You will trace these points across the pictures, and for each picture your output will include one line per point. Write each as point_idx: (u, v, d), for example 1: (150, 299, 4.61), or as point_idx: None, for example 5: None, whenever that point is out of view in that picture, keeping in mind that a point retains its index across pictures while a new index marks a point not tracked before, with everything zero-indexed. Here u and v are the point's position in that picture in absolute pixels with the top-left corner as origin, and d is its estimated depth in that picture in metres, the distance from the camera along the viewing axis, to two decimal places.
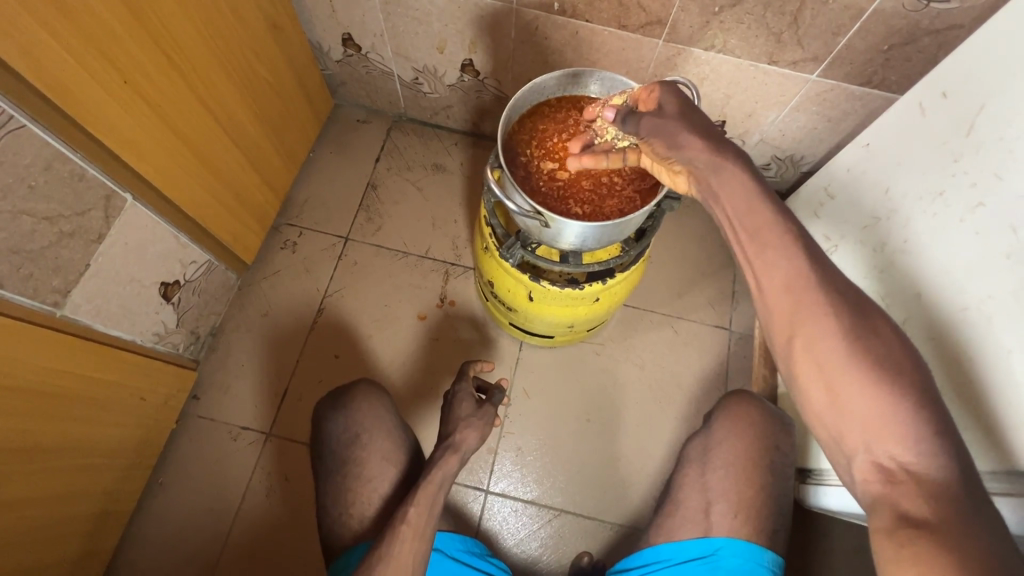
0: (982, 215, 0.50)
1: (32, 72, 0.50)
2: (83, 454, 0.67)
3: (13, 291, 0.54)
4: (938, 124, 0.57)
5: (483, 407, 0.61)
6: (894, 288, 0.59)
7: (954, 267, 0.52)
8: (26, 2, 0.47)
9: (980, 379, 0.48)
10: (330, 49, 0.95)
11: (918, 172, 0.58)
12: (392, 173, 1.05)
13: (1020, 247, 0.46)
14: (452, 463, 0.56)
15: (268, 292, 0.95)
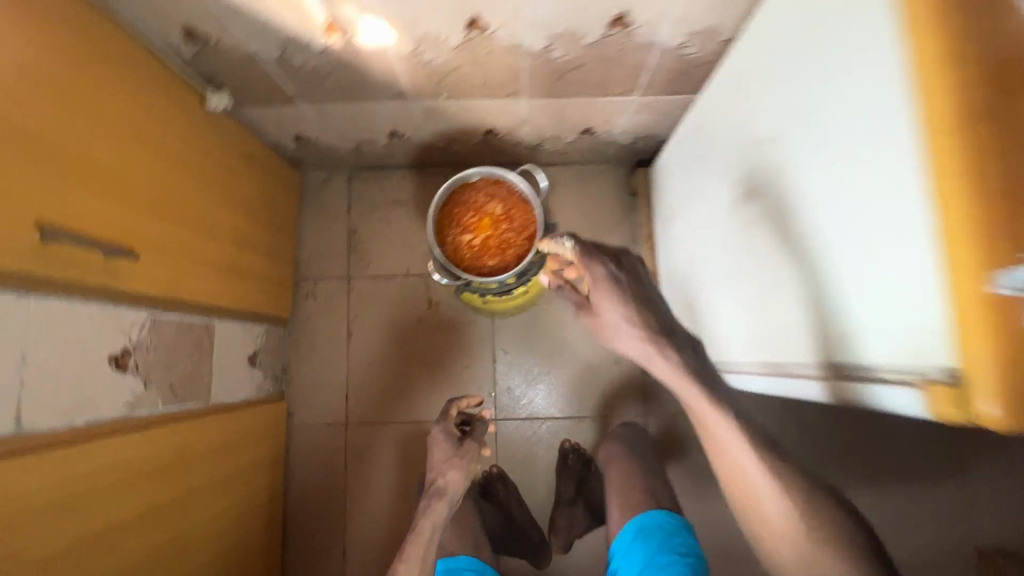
0: (705, 208, 0.89)
1: (163, 289, 0.83)
2: (252, 471, 1.11)
3: (190, 402, 0.93)
4: (693, 144, 0.95)
5: (463, 445, 1.02)
6: (690, 248, 0.99)
7: (703, 237, 0.91)
8: (148, 257, 0.80)
9: (716, 300, 0.88)
10: (287, 145, 1.22)
11: (690, 175, 0.96)
12: (364, 217, 1.36)
13: (716, 229, 0.84)
14: (450, 489, 0.96)
15: (309, 331, 1.32)
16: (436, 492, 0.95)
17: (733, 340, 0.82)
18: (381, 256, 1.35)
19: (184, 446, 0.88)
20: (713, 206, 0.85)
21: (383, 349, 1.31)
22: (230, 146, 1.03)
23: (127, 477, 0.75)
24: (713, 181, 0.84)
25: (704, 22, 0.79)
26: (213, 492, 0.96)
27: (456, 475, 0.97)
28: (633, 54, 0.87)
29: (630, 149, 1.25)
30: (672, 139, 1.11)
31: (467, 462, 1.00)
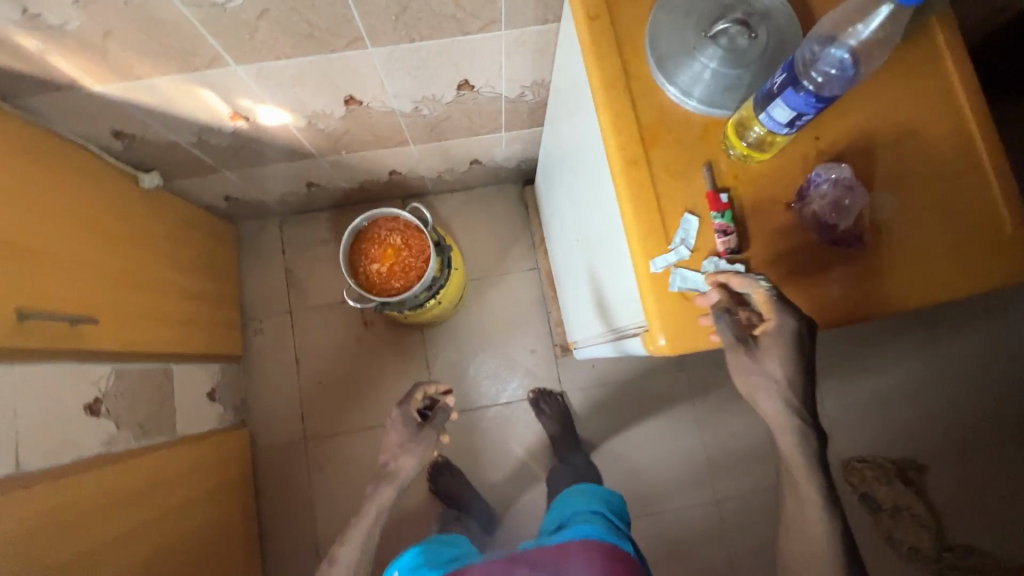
0: (560, 220, 1.15)
1: (123, 344, 1.01)
2: (227, 489, 1.28)
3: (160, 437, 1.10)
4: (545, 169, 1.20)
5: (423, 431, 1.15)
6: (561, 249, 1.25)
7: (564, 241, 1.17)
8: (107, 320, 0.97)
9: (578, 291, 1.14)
10: (218, 205, 1.39)
11: (548, 192, 1.22)
12: (298, 257, 1.55)
13: (568, 237, 1.10)
14: (399, 469, 1.12)
15: (262, 364, 1.50)
16: (389, 472, 1.12)
17: (588, 319, 1.08)
18: (318, 289, 1.53)
19: (162, 471, 1.05)
20: (563, 219, 1.11)
21: (330, 370, 1.50)
22: (166, 215, 1.20)
23: (116, 500, 0.92)
24: (558, 201, 1.10)
25: (530, 79, 1.01)
26: (194, 508, 1.13)
27: (407, 460, 1.12)
28: (487, 105, 1.09)
29: (516, 171, 1.48)
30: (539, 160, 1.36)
31: (419, 447, 1.13)
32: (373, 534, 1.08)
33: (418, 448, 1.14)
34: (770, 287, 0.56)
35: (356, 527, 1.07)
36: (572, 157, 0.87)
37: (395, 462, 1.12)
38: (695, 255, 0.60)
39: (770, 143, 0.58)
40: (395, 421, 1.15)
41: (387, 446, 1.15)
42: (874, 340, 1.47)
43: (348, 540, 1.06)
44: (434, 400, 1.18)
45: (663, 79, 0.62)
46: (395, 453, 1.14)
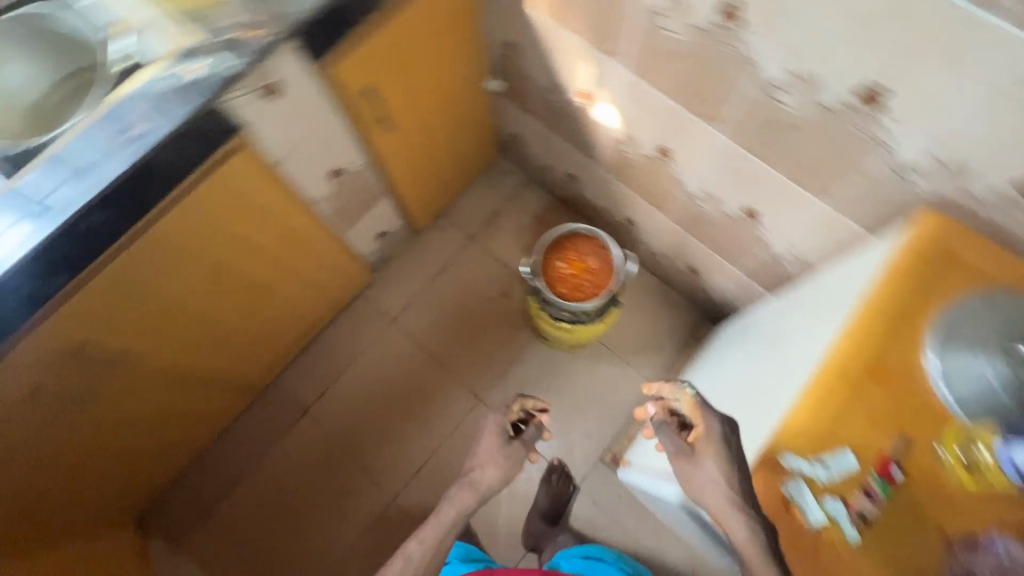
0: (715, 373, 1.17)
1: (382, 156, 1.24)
2: (324, 295, 1.48)
3: (337, 226, 1.33)
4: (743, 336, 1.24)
5: (512, 445, 1.15)
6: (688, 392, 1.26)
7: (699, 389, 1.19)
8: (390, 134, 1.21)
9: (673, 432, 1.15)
10: (506, 133, 1.62)
11: (726, 352, 1.26)
12: (511, 210, 1.73)
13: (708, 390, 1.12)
14: (483, 477, 1.11)
15: (420, 249, 1.70)
16: (473, 479, 1.11)
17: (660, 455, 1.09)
18: (502, 241, 1.70)
19: (309, 240, 1.26)
20: (716, 374, 1.13)
21: (454, 297, 1.65)
22: (475, 110, 1.46)
23: (276, 224, 1.14)
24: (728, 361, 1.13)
25: (803, 252, 1.04)
26: (301, 280, 1.35)
27: (493, 473, 1.11)
28: (750, 240, 1.14)
29: (713, 303, 1.51)
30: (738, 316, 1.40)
31: (506, 466, 1.12)
32: (445, 540, 1.03)
33: (503, 463, 1.13)
34: (693, 393, 0.84)
35: (433, 526, 1.04)
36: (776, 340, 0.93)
37: (480, 470, 1.11)
38: (822, 487, 0.67)
39: (983, 473, 0.66)
40: (486, 429, 1.18)
41: (476, 453, 1.15)
42: None
43: (424, 538, 1.02)
44: (530, 415, 1.20)
45: (924, 354, 0.70)
46: (482, 464, 1.13)
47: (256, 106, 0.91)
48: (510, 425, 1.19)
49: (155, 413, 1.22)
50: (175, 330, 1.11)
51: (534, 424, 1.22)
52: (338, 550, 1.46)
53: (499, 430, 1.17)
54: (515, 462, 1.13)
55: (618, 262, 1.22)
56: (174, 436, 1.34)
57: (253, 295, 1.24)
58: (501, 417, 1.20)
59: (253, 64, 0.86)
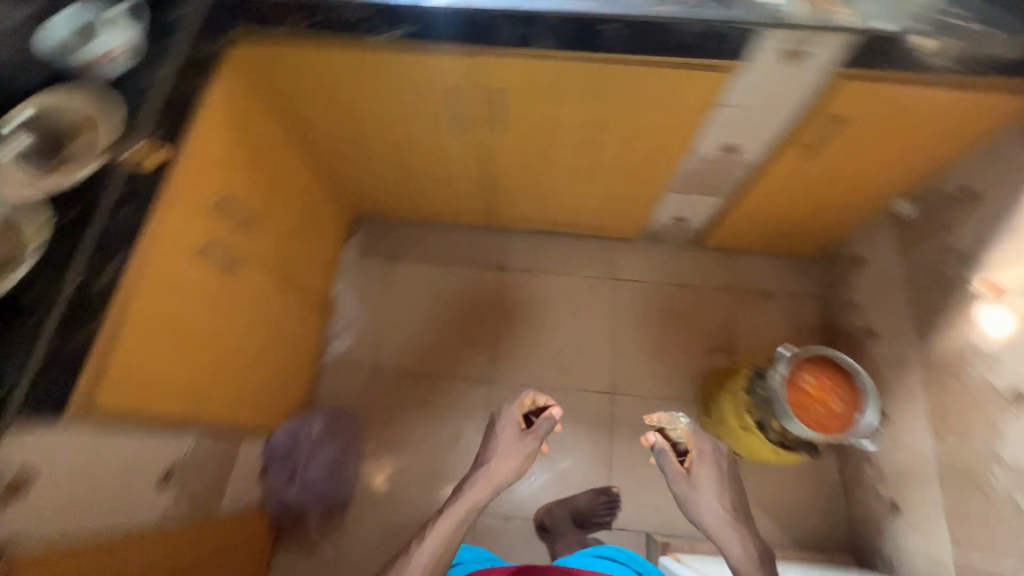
0: None
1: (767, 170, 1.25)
2: (601, 213, 1.58)
3: (674, 181, 1.38)
4: None
5: (525, 438, 1.22)
6: None
7: None
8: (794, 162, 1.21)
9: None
10: (849, 249, 1.53)
11: None
12: (780, 303, 1.66)
13: None
14: (501, 470, 1.19)
15: (684, 256, 1.71)
16: (490, 470, 1.19)
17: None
18: (747, 315, 1.65)
19: (650, 171, 1.34)
20: None
21: (671, 311, 1.66)
22: (857, 209, 1.39)
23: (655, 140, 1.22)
24: None
25: None
26: (614, 185, 1.44)
27: (509, 466, 1.18)
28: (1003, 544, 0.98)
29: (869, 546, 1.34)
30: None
31: (525, 455, 1.19)
32: (461, 530, 1.11)
33: (522, 454, 1.20)
34: (686, 424, 1.20)
35: (452, 516, 1.11)
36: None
37: (496, 461, 1.19)
38: None
39: None
40: (499, 425, 1.24)
41: (488, 451, 1.21)
42: None
43: (430, 541, 1.07)
44: (544, 412, 1.26)
45: None
46: (498, 460, 1.19)
47: (770, 58, 0.96)
48: (523, 421, 1.27)
49: (451, 164, 1.39)
50: (531, 132, 1.24)
51: (548, 418, 1.24)
52: (426, 369, 1.60)
53: (515, 425, 1.24)
54: (532, 453, 1.21)
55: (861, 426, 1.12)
56: (433, 188, 1.53)
57: (584, 162, 1.34)
58: (513, 409, 1.26)
59: (807, 27, 0.89)
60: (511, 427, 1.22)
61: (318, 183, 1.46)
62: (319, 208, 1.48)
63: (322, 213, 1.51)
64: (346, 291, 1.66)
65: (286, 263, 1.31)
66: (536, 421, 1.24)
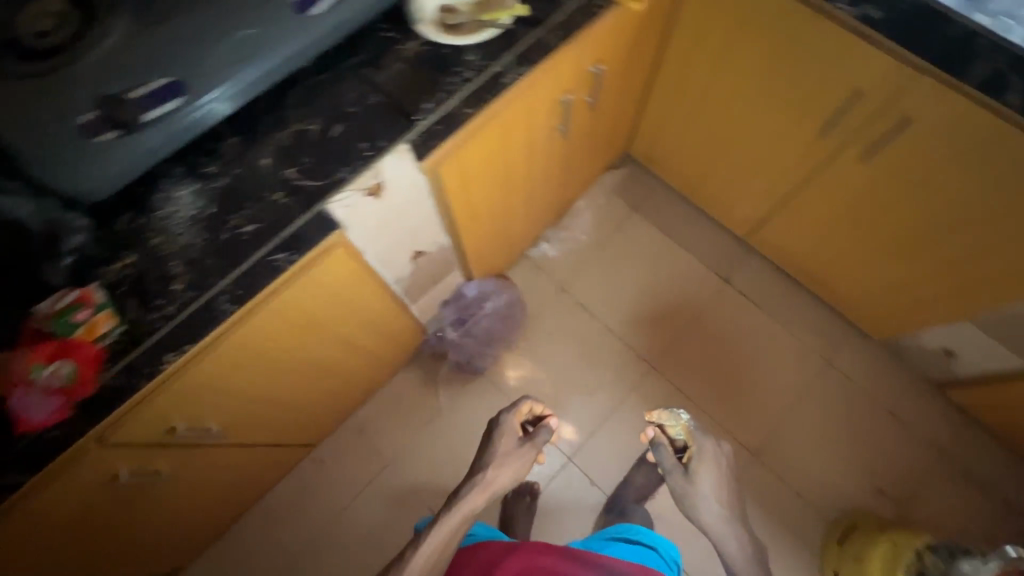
0: None
1: None
2: (867, 295, 1.42)
3: (991, 318, 1.18)
4: None
5: (523, 444, 1.08)
6: None
7: None
8: None
9: None
10: None
11: None
12: (987, 505, 1.41)
13: None
14: (500, 476, 1.03)
15: (912, 390, 1.51)
16: (489, 477, 1.02)
17: None
18: (944, 485, 1.43)
19: (977, 292, 1.16)
20: None
21: (865, 426, 1.49)
22: None
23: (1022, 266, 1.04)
24: None
25: None
26: (916, 285, 1.27)
27: (507, 471, 1.03)
28: None
29: None
30: None
31: (524, 459, 1.07)
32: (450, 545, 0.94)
33: (517, 458, 1.06)
34: (687, 420, 1.11)
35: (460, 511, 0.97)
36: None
37: (497, 469, 1.03)
38: None
39: None
40: (499, 432, 1.08)
41: (485, 459, 1.03)
42: None
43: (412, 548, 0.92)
44: (539, 419, 1.17)
45: None
46: (496, 469, 1.04)
47: None
48: (517, 424, 1.13)
49: (772, 167, 1.32)
50: (891, 186, 1.12)
51: (546, 424, 1.16)
52: (605, 316, 1.61)
53: (513, 434, 1.09)
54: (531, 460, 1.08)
55: None
56: (725, 177, 1.47)
57: (911, 243, 1.20)
58: (511, 414, 1.12)
59: None
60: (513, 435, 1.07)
61: (633, 106, 1.46)
62: (619, 128, 1.49)
63: (615, 133, 1.52)
64: (583, 209, 1.70)
65: (569, 158, 1.34)
66: (536, 430, 1.13)
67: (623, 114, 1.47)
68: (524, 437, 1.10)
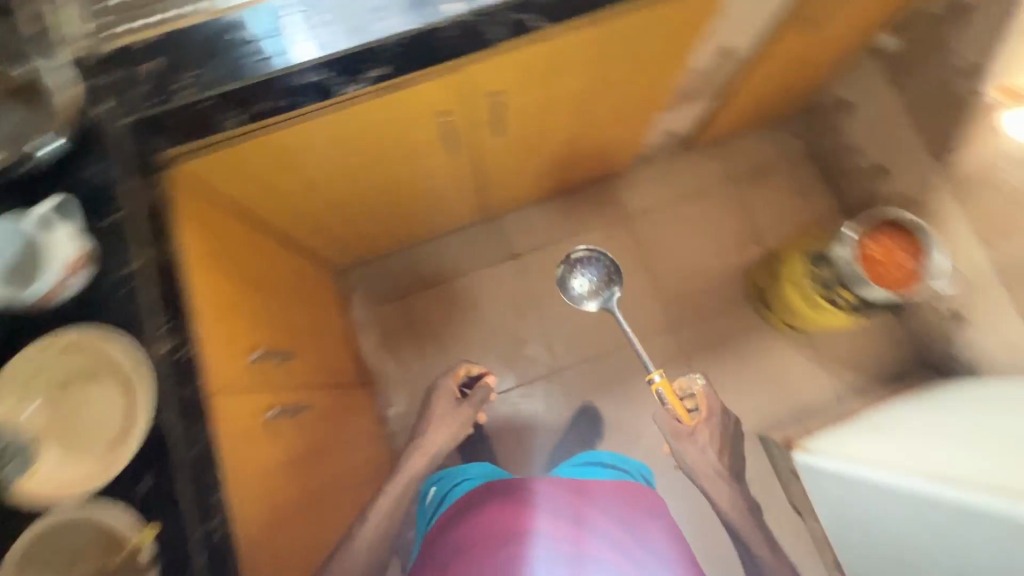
0: (914, 415, 1.25)
1: (765, 53, 1.18)
2: (594, 159, 1.46)
3: (671, 100, 1.28)
4: (968, 393, 1.25)
5: (460, 403, 1.22)
6: (886, 417, 1.31)
7: (879, 424, 1.27)
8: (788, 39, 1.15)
9: (855, 434, 1.28)
10: (832, 95, 1.52)
11: (943, 403, 1.26)
12: (782, 172, 1.65)
13: (923, 430, 1.16)
14: (438, 442, 1.15)
15: (678, 164, 1.65)
16: (421, 443, 1.13)
17: (833, 449, 1.25)
18: (756, 193, 1.64)
19: (651, 97, 1.21)
20: (938, 422, 1.16)
21: (688, 220, 1.63)
22: (840, 55, 1.35)
23: (658, 70, 1.09)
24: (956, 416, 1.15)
25: None
26: (602, 139, 1.35)
27: (439, 431, 1.16)
28: None
29: (949, 356, 1.43)
30: (965, 379, 1.35)
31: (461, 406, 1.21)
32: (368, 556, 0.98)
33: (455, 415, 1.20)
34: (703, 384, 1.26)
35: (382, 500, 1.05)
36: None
37: (429, 436, 1.15)
38: None
39: None
40: (435, 395, 1.21)
41: (423, 424, 1.17)
42: None
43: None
44: (479, 381, 1.26)
45: None
46: (433, 431, 1.16)
47: None
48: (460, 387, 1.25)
49: (441, 189, 1.25)
50: (519, 135, 1.12)
51: (484, 387, 1.25)
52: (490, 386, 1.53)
53: (449, 395, 1.21)
54: (462, 422, 1.19)
55: (932, 270, 1.18)
56: (418, 220, 1.40)
57: (585, 123, 1.21)
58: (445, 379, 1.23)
59: None
60: (445, 394, 1.19)
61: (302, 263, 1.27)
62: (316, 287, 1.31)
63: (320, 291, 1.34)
64: (376, 347, 1.54)
65: (322, 367, 1.18)
66: (472, 390, 1.23)
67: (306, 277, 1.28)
68: (461, 399, 1.21)
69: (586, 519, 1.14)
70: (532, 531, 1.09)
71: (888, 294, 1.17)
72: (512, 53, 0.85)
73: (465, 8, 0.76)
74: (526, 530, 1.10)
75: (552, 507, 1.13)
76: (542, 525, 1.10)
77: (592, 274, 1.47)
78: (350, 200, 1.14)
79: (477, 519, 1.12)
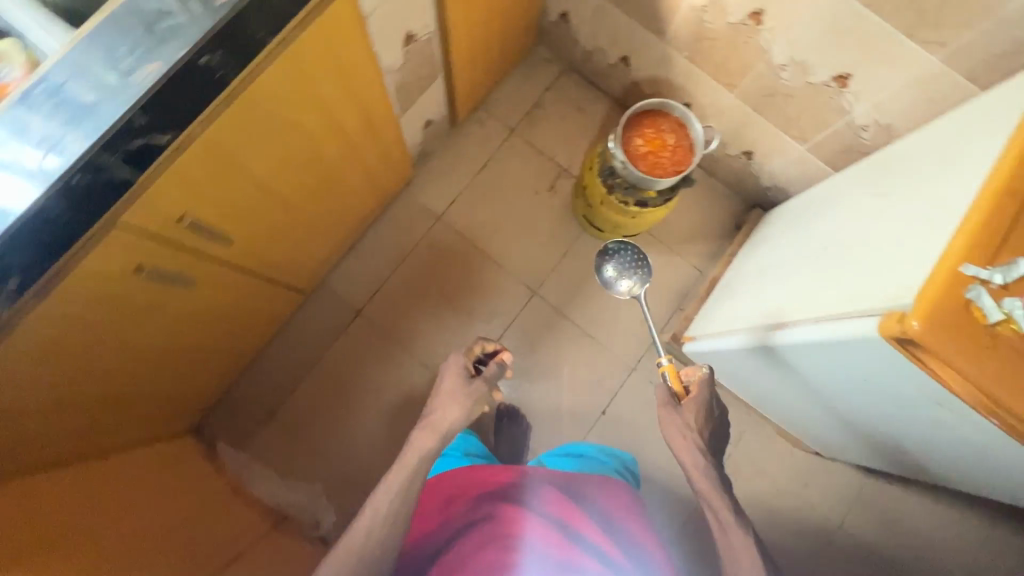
0: (753, 262, 1.34)
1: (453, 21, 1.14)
2: (373, 186, 1.38)
3: (398, 103, 1.22)
4: (784, 221, 1.35)
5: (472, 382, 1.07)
6: (735, 274, 1.40)
7: (732, 284, 1.36)
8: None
9: (717, 303, 1.36)
10: (551, 13, 1.53)
11: (769, 239, 1.35)
12: (553, 101, 1.66)
13: (759, 274, 1.24)
14: (449, 421, 1.02)
15: (460, 143, 1.62)
16: (431, 420, 1.03)
17: (707, 327, 1.32)
18: (542, 133, 1.65)
19: (375, 115, 1.15)
20: (768, 260, 1.25)
21: (497, 189, 1.61)
22: None
23: (356, 94, 1.03)
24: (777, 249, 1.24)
25: (888, 118, 1.08)
26: (355, 179, 1.27)
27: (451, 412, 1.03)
28: (828, 112, 1.16)
29: (762, 189, 1.53)
30: (783, 207, 1.45)
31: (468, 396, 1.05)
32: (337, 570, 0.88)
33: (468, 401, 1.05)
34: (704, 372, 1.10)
35: (396, 474, 0.96)
36: (907, 183, 0.91)
37: (441, 411, 1.03)
38: (1001, 290, 0.62)
39: None
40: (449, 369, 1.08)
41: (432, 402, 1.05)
42: (879, 556, 1.47)
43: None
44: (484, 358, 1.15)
45: None
46: (445, 403, 1.04)
47: None
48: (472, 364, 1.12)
49: (225, 308, 1.14)
50: (259, 222, 1.02)
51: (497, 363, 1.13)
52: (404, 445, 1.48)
53: (461, 374, 1.07)
54: (477, 406, 1.06)
55: (699, 137, 1.20)
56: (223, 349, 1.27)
57: (326, 172, 1.13)
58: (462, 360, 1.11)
59: None
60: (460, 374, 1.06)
61: (134, 456, 1.13)
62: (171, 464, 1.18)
63: (181, 463, 1.22)
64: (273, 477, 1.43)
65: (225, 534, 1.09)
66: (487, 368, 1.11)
67: (151, 463, 1.16)
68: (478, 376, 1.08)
69: (574, 511, 1.02)
70: (521, 524, 0.97)
71: (671, 180, 1.17)
72: (158, 186, 0.75)
73: (60, 167, 0.63)
74: (513, 519, 0.97)
75: (541, 496, 1.03)
76: (533, 518, 0.98)
77: (630, 269, 1.43)
78: (129, 377, 1.01)
79: (455, 513, 1.02)
